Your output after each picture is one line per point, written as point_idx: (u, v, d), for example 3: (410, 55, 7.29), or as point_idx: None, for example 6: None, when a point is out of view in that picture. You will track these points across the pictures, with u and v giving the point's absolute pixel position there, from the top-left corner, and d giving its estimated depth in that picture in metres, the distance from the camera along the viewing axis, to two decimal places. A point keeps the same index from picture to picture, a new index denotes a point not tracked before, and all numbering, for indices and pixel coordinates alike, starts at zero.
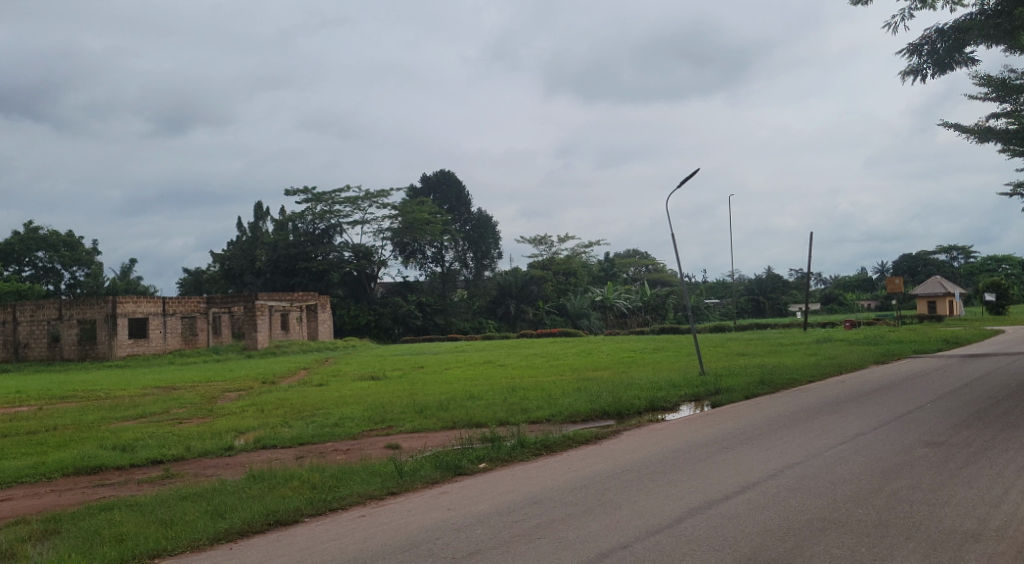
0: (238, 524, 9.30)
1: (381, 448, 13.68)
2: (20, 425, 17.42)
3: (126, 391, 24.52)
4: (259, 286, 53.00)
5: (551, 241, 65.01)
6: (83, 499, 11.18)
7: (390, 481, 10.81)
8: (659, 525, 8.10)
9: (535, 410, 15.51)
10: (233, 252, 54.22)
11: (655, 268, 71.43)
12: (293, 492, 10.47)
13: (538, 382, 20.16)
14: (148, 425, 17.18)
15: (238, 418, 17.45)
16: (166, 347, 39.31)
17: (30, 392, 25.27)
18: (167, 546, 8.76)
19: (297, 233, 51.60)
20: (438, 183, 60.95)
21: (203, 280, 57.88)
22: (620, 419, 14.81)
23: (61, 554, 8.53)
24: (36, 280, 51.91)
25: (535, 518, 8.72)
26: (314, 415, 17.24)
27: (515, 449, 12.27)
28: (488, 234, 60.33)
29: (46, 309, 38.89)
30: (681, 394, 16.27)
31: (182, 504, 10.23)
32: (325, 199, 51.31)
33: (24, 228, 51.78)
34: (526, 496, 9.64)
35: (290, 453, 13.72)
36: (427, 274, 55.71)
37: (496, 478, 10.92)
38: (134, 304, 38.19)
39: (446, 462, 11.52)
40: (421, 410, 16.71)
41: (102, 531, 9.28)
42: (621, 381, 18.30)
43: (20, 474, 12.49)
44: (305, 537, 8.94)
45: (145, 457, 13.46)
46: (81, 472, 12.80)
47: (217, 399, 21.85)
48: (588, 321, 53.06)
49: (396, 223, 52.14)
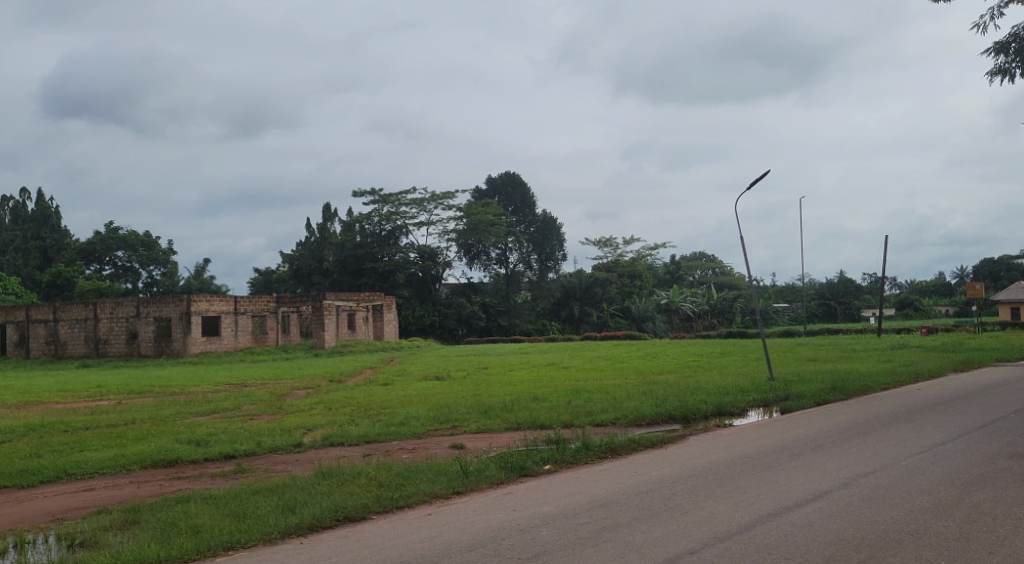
0: (308, 519, 9.50)
1: (447, 448, 13.83)
2: (100, 418, 18.06)
3: (200, 387, 25.25)
4: (327, 286, 53.92)
5: (616, 243, 64.68)
6: (160, 491, 11.57)
7: (456, 480, 10.91)
8: (729, 532, 8.00)
9: (600, 413, 15.48)
10: (302, 252, 55.28)
11: (722, 271, 70.51)
12: (361, 489, 10.65)
13: (603, 384, 20.08)
14: (221, 421, 17.63)
15: (307, 416, 17.81)
16: (237, 345, 40.34)
17: (109, 387, 26.16)
18: (240, 538, 9.00)
19: (364, 233, 52.49)
20: (503, 184, 61.50)
21: (273, 280, 59.09)
22: (686, 423, 14.68)
23: (142, 544, 8.82)
24: (115, 279, 53.74)
25: (601, 521, 8.71)
26: (381, 414, 17.46)
27: (580, 452, 12.26)
28: (552, 235, 60.48)
29: (125, 306, 40.20)
30: (749, 399, 16.05)
31: (254, 498, 10.46)
32: (392, 200, 52.01)
33: (106, 227, 53.62)
34: (592, 499, 9.62)
35: (357, 451, 13.94)
36: (492, 275, 55.94)
37: (562, 480, 10.93)
38: (207, 303, 39.27)
39: (511, 462, 11.59)
40: (486, 411, 16.86)
41: (179, 522, 9.57)
42: (687, 385, 18.15)
43: (102, 465, 12.95)
44: (374, 534, 9.08)
45: (219, 452, 13.85)
46: (159, 465, 13.23)
47: (286, 396, 22.35)
48: (653, 324, 52.69)
49: (461, 224, 52.51)
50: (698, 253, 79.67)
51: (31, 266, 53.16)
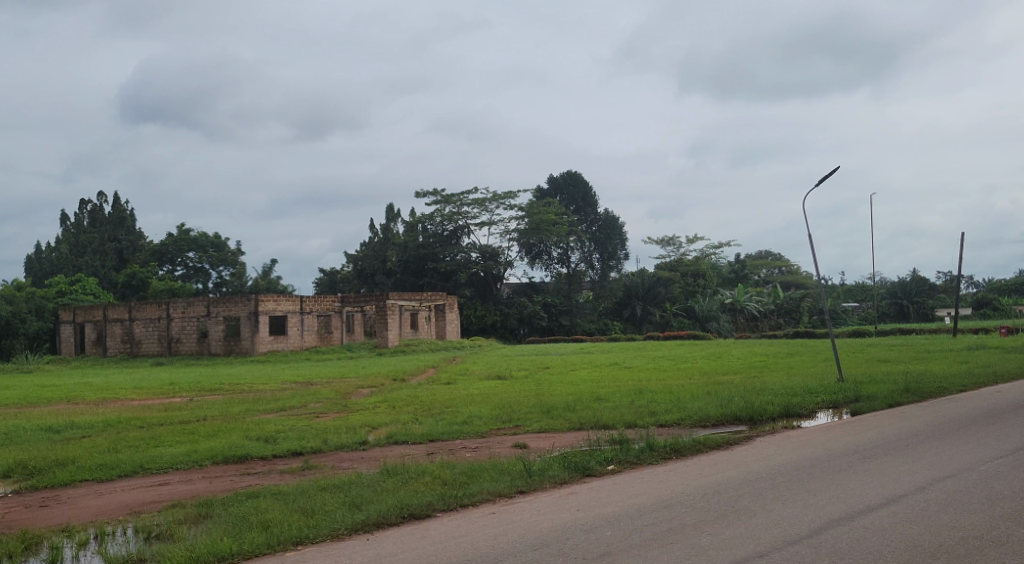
0: (374, 516, 9.62)
1: (510, 447, 13.85)
2: (174, 415, 18.61)
3: (268, 385, 25.78)
4: (390, 286, 54.57)
5: (679, 241, 63.88)
6: (231, 486, 11.84)
7: (519, 479, 10.95)
8: (799, 535, 7.86)
9: (663, 414, 15.32)
10: (366, 252, 56.02)
11: (789, 269, 69.28)
12: (426, 487, 10.74)
13: (667, 384, 19.91)
14: (288, 419, 17.97)
15: (372, 414, 18.04)
16: (303, 344, 41.11)
17: (181, 384, 26.88)
18: (308, 533, 9.16)
19: (426, 234, 53.01)
20: (565, 183, 61.48)
21: (337, 280, 59.95)
22: (752, 425, 14.42)
23: (216, 538, 9.05)
24: (186, 279, 55.19)
25: (666, 523, 8.61)
26: (444, 413, 17.58)
27: (644, 453, 12.17)
28: (614, 235, 60.26)
29: (196, 306, 41.26)
30: (818, 401, 15.72)
31: (321, 495, 10.64)
32: (454, 200, 52.38)
33: (178, 229, 55.13)
34: (657, 500, 9.55)
35: (421, 450, 14.06)
36: (553, 274, 55.89)
37: (626, 480, 10.87)
38: (274, 302, 40.12)
39: (574, 462, 11.57)
40: (548, 411, 16.83)
41: (249, 517, 9.80)
42: (754, 385, 17.83)
43: (176, 461, 13.32)
44: (438, 532, 9.15)
45: (286, 449, 14.12)
46: (229, 461, 13.55)
47: (351, 395, 22.68)
48: (717, 324, 51.87)
49: (523, 223, 52.58)
50: (763, 252, 78.33)
51: (107, 266, 54.91)
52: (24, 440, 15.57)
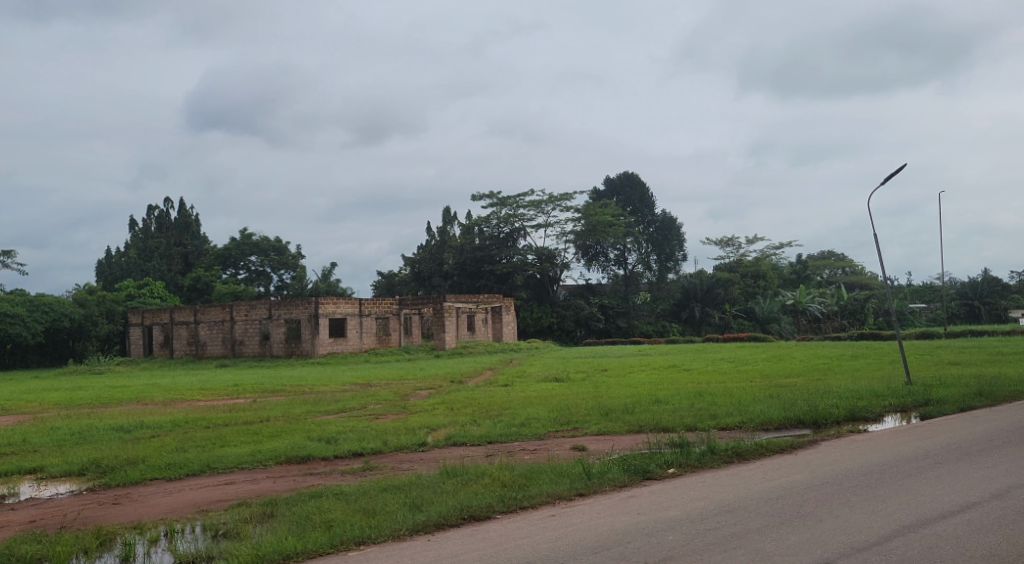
0: (435, 517, 9.70)
1: (568, 449, 13.83)
2: (238, 415, 19.02)
3: (329, 387, 26.19)
4: (448, 289, 54.98)
5: (739, 242, 62.93)
6: (294, 486, 12.04)
7: (579, 482, 10.92)
8: (868, 542, 7.69)
9: (724, 417, 15.14)
10: (423, 255, 56.53)
11: (853, 269, 67.81)
12: (485, 488, 10.79)
13: (727, 387, 19.69)
14: (348, 420, 18.24)
15: (431, 416, 18.18)
16: (362, 347, 41.67)
17: (245, 385, 27.44)
18: (370, 533, 9.26)
19: (483, 236, 53.25)
20: (621, 184, 61.12)
21: (395, 282, 60.53)
22: (817, 429, 14.17)
23: (280, 537, 9.21)
24: (249, 282, 56.34)
25: (729, 528, 8.50)
26: (503, 415, 17.62)
27: (705, 456, 12.03)
28: (671, 237, 59.88)
29: (258, 309, 42.04)
30: (885, 404, 15.38)
31: (382, 495, 10.76)
32: (510, 202, 52.51)
33: (240, 234, 56.33)
34: (719, 504, 9.42)
35: (480, 451, 14.14)
36: (610, 276, 55.62)
37: (687, 484, 10.74)
38: (334, 304, 40.75)
39: (634, 465, 11.51)
40: (606, 413, 16.75)
41: (313, 517, 9.94)
42: (817, 389, 17.51)
43: (241, 460, 13.60)
44: (498, 533, 9.17)
45: (348, 450, 14.31)
46: (293, 461, 13.78)
47: (409, 397, 22.90)
48: (778, 326, 50.61)
49: (579, 225, 52.48)
50: (826, 252, 76.89)
51: (173, 270, 56.33)
52: (96, 439, 16.07)
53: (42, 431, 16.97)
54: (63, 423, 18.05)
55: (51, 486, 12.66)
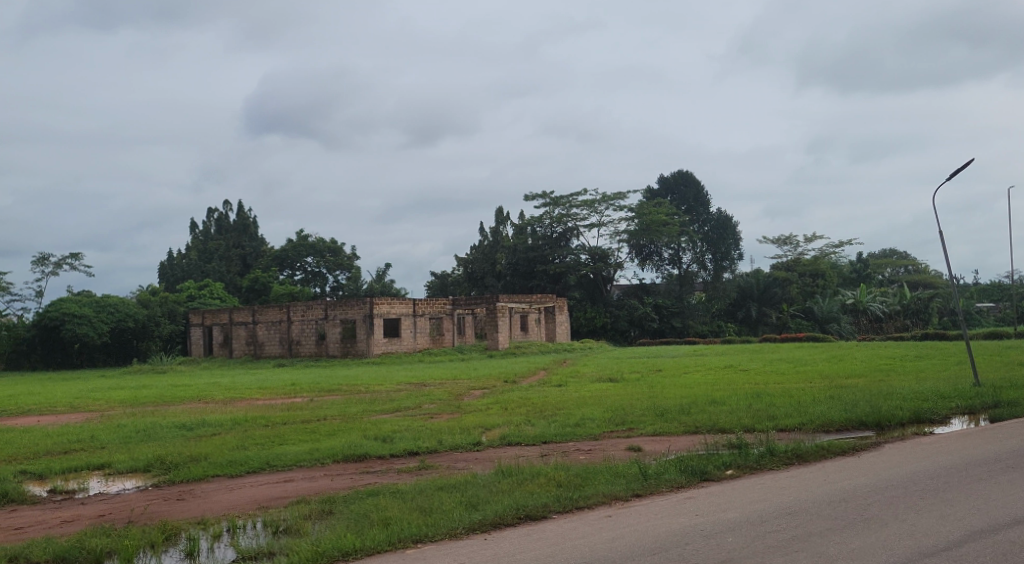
0: (491, 516, 9.72)
1: (624, 450, 13.71)
2: (296, 414, 19.27)
3: (383, 387, 26.40)
4: (501, 289, 55.09)
5: (797, 241, 61.84)
6: (352, 484, 12.18)
7: (635, 483, 10.84)
8: (937, 547, 7.49)
9: (783, 418, 14.87)
10: (476, 256, 56.73)
11: (916, 268, 66.18)
12: (541, 488, 10.77)
13: (786, 388, 19.33)
14: (403, 419, 18.35)
15: (485, 416, 18.21)
16: (416, 347, 42.02)
17: (302, 384, 27.82)
18: (427, 531, 9.31)
19: (536, 236, 53.30)
20: (676, 183, 60.74)
21: (448, 283, 60.83)
22: (880, 431, 13.85)
23: (339, 534, 9.32)
24: (305, 283, 57.16)
25: (789, 530, 8.36)
26: (557, 415, 17.55)
27: (764, 458, 11.84)
28: (727, 234, 58.84)
29: (315, 309, 42.65)
30: (952, 406, 14.96)
31: (439, 494, 10.81)
32: (563, 202, 52.42)
33: (297, 235, 57.16)
34: (780, 507, 9.26)
35: (535, 451, 14.13)
36: (664, 276, 55.14)
37: (746, 486, 10.57)
38: (388, 305, 41.13)
39: (691, 466, 11.37)
40: (662, 414, 16.60)
41: (371, 515, 10.02)
42: (879, 390, 17.09)
43: (299, 458, 13.78)
44: (554, 533, 9.15)
45: (404, 448, 14.42)
46: (349, 459, 13.93)
47: (463, 396, 22.98)
48: (838, 326, 49.61)
49: (633, 224, 52.18)
50: (889, 250, 75.09)
51: (232, 272, 57.41)
52: (160, 436, 16.44)
53: (108, 428, 17.41)
54: (127, 420, 18.50)
55: (118, 482, 12.98)
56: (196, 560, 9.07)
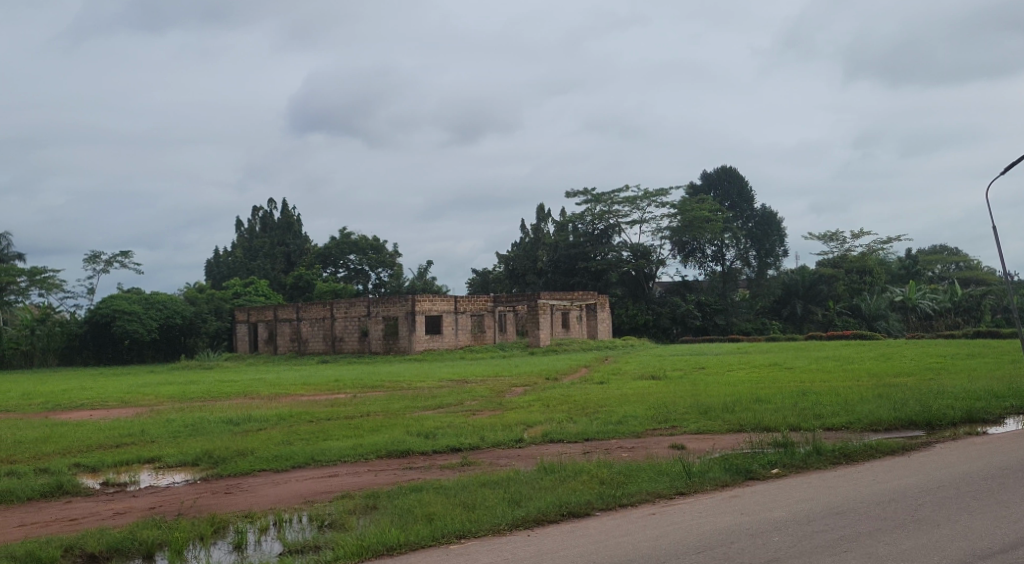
0: (534, 513, 9.71)
1: (667, 448, 13.62)
2: (340, 410, 19.47)
3: (425, 383, 26.58)
4: (542, 286, 55.04)
5: (844, 237, 60.89)
6: (395, 480, 12.26)
7: (679, 481, 10.77)
8: (992, 550, 7.32)
9: (830, 417, 14.65)
10: (518, 253, 56.81)
11: (967, 265, 64.85)
12: (583, 485, 10.74)
13: (832, 386, 19.02)
14: (446, 415, 18.45)
15: (527, 412, 18.23)
16: (458, 343, 42.22)
17: (346, 381, 28.14)
18: (471, 527, 9.34)
19: (577, 233, 53.22)
20: (720, 179, 60.23)
21: (489, 280, 60.94)
22: (930, 430, 13.57)
23: (383, 528, 9.38)
24: (348, 281, 57.71)
25: (837, 530, 8.23)
26: (599, 412, 17.49)
27: (810, 457, 11.67)
28: (771, 231, 58.04)
29: (358, 307, 43.09)
30: (1005, 406, 14.62)
31: (482, 490, 10.84)
32: (604, 199, 52.24)
33: (340, 233, 57.75)
34: (828, 507, 9.11)
35: (577, 448, 14.10)
36: (707, 272, 54.67)
37: (792, 485, 10.44)
38: (430, 302, 41.37)
39: (736, 464, 11.27)
40: (705, 411, 16.47)
41: (415, 510, 10.08)
42: (930, 389, 16.74)
43: (343, 454, 13.92)
44: (598, 530, 9.12)
45: (446, 445, 14.49)
46: (392, 455, 14.03)
47: (505, 393, 23.03)
48: (886, 324, 48.70)
49: (676, 221, 51.81)
50: (939, 246, 73.42)
51: (276, 269, 58.14)
52: (208, 431, 16.73)
53: (158, 423, 17.77)
54: (176, 415, 18.88)
55: (168, 476, 13.23)
56: (244, 552, 9.23)
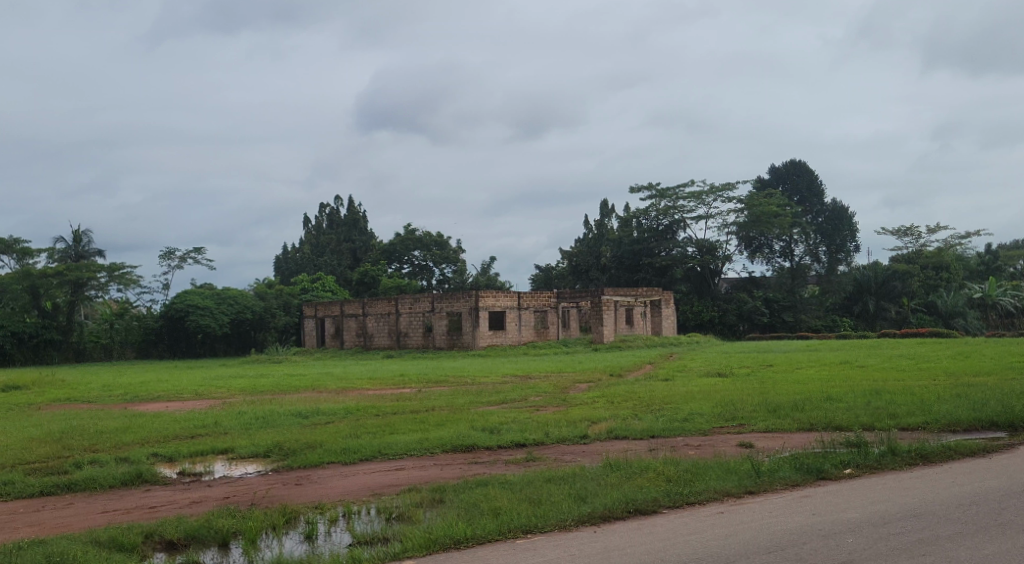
0: (600, 509, 9.66)
1: (734, 446, 13.41)
2: (406, 404, 19.68)
3: (489, 378, 26.68)
4: (606, 282, 54.72)
5: (918, 232, 59.21)
6: (461, 474, 12.33)
7: (748, 479, 10.58)
8: None
9: (905, 416, 14.25)
10: (581, 248, 56.64)
11: None
12: (650, 483, 10.64)
13: (907, 385, 18.52)
14: (511, 411, 18.48)
15: (591, 409, 18.17)
16: (521, 339, 42.30)
17: (410, 375, 28.45)
18: (537, 522, 9.33)
19: (641, 229, 52.78)
20: (788, 173, 59.16)
21: (552, 276, 60.83)
22: (1012, 432, 13.10)
23: (449, 522, 9.44)
24: (413, 276, 58.28)
25: (915, 533, 8.00)
26: (665, 409, 17.33)
27: (885, 457, 11.37)
28: (843, 225, 56.63)
29: (422, 302, 43.46)
30: None
31: (547, 485, 10.83)
32: (669, 194, 51.71)
33: (405, 230, 58.37)
34: (905, 508, 8.87)
35: (643, 445, 13.99)
36: (775, 268, 53.67)
37: (867, 486, 10.18)
38: (494, 298, 41.51)
39: (807, 464, 11.03)
40: (774, 410, 16.16)
41: (481, 504, 10.12)
42: (1011, 389, 16.14)
43: (409, 447, 14.05)
44: (666, 528, 9.03)
45: (510, 440, 14.50)
46: (457, 450, 14.11)
47: (569, 389, 22.98)
48: (964, 321, 47.46)
49: (743, 216, 51.01)
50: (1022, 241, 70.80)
51: (342, 265, 58.98)
52: (277, 423, 17.09)
53: (230, 415, 18.19)
54: (247, 407, 19.33)
55: (241, 466, 13.53)
56: (315, 542, 9.39)
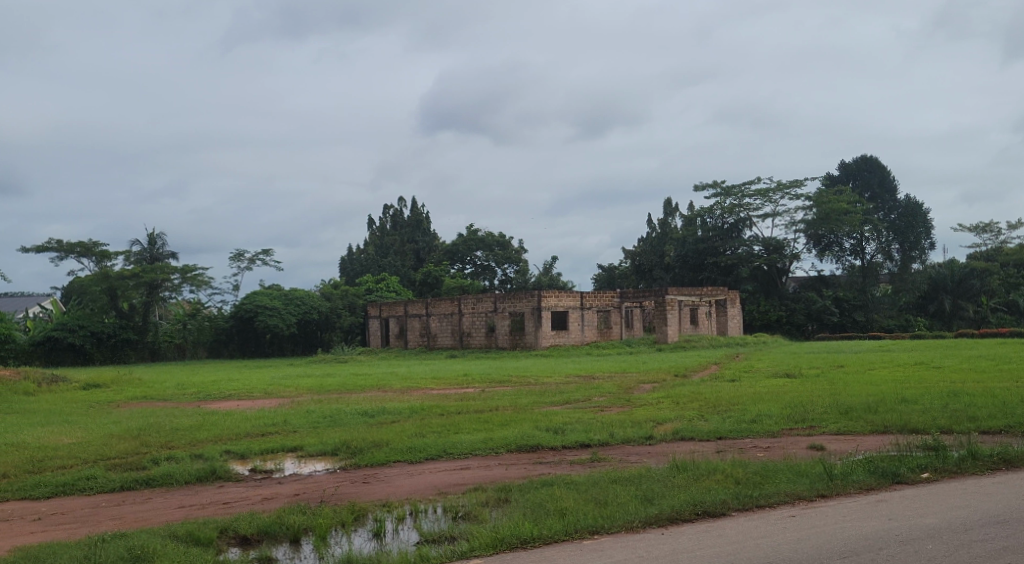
0: (668, 510, 9.54)
1: (805, 448, 13.13)
2: (470, 404, 19.77)
3: (552, 378, 26.63)
4: (669, 281, 54.23)
5: (997, 228, 57.17)
6: (526, 474, 12.31)
7: (820, 482, 10.34)
8: None
9: (986, 419, 13.73)
10: (644, 248, 56.26)
11: None
12: (719, 485, 10.47)
13: (987, 387, 17.90)
14: (574, 411, 18.42)
15: (656, 409, 18.00)
16: (585, 339, 42.17)
17: (474, 375, 28.56)
18: (605, 523, 9.25)
19: (706, 228, 52.10)
20: (859, 169, 57.88)
21: (616, 276, 60.48)
22: None
23: (516, 522, 9.43)
24: (475, 276, 58.57)
25: (999, 540, 7.70)
26: (731, 410, 17.04)
27: (964, 461, 10.96)
28: (917, 222, 54.97)
29: (485, 302, 43.65)
30: None
31: (613, 486, 10.75)
32: (735, 192, 50.95)
33: (468, 230, 58.72)
34: (987, 514, 8.54)
35: (710, 446, 13.78)
36: (846, 267, 52.41)
37: (946, 491, 9.82)
38: (557, 298, 41.52)
39: (882, 467, 10.72)
40: (846, 411, 15.79)
41: (547, 504, 10.09)
42: None
43: (474, 447, 14.08)
44: (735, 531, 8.86)
45: (575, 441, 14.43)
46: (522, 449, 14.10)
47: (634, 390, 22.79)
48: None
49: (811, 214, 50.05)
50: None
51: (406, 265, 59.59)
52: (345, 422, 17.32)
53: (299, 414, 18.51)
54: (316, 406, 19.64)
55: (309, 464, 13.70)
56: (383, 540, 9.48)
